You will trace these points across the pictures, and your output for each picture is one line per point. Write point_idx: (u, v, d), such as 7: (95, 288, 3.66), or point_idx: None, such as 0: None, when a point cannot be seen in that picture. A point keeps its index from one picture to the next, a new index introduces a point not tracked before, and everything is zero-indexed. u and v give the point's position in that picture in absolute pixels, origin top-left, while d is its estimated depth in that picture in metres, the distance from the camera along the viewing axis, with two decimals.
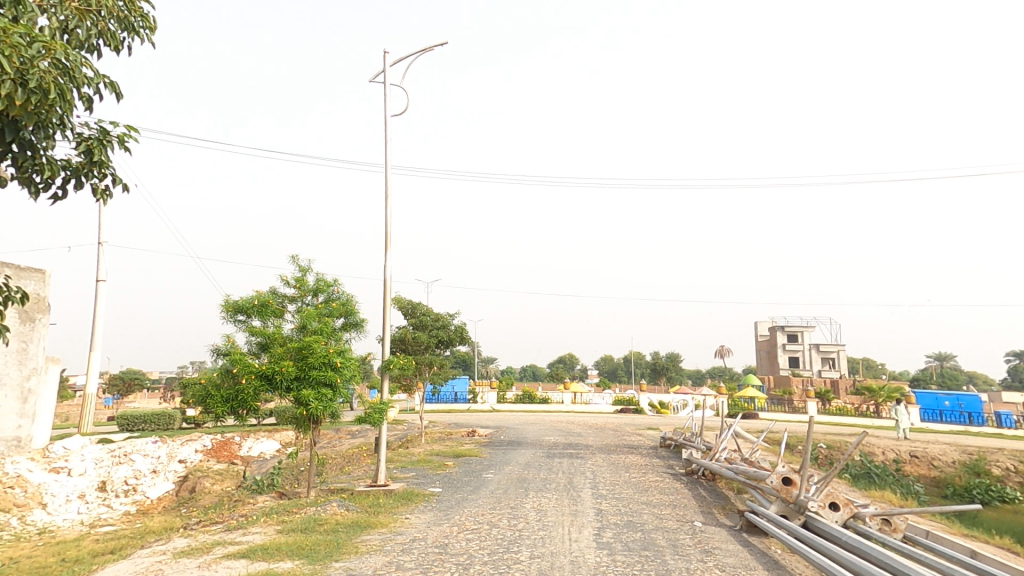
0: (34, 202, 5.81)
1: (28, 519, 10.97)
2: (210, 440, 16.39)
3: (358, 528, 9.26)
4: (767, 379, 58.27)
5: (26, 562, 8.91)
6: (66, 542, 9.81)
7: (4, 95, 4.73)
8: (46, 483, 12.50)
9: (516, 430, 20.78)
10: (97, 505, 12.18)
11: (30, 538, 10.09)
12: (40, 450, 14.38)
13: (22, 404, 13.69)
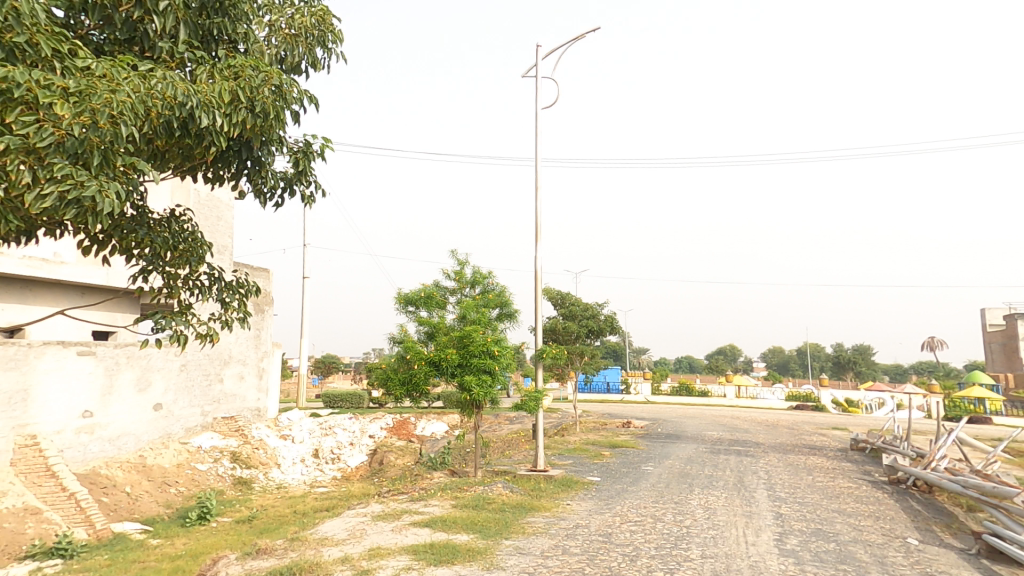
0: (263, 210, 6.98)
1: (268, 476, 13.74)
2: (391, 419, 18.34)
3: (522, 510, 9.57)
4: (1003, 377, 47.74)
5: (272, 510, 11.57)
6: (296, 496, 12.25)
7: (241, 121, 5.81)
8: (279, 447, 15.29)
9: (675, 423, 19.91)
10: (314, 469, 14.53)
11: (271, 491, 12.73)
12: (274, 419, 17.50)
13: (260, 380, 16.87)
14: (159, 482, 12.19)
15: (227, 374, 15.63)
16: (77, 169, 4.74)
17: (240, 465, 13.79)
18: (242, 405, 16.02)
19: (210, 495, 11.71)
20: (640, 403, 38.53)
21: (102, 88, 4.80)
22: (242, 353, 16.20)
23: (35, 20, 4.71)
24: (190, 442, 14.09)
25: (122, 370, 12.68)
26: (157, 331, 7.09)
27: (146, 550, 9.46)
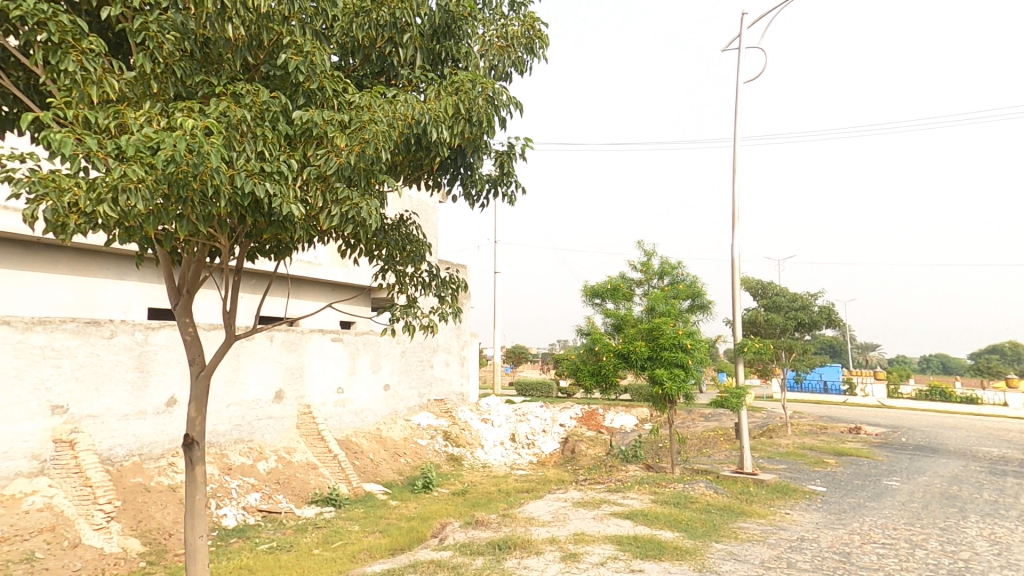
0: (471, 210, 7.66)
1: (475, 455, 15.39)
2: (580, 409, 18.81)
3: (732, 513, 8.90)
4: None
5: (480, 487, 12.87)
6: (499, 477, 13.51)
7: (460, 132, 6.49)
8: (482, 429, 16.88)
9: (923, 433, 16.50)
10: (513, 452, 15.78)
11: (478, 469, 14.32)
12: (474, 404, 19.36)
13: (462, 367, 18.95)
14: (392, 452, 14.58)
15: (436, 360, 17.74)
16: (350, 189, 6.06)
17: (452, 443, 15.64)
18: (448, 389, 18.11)
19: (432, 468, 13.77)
20: (861, 407, 32.91)
21: (365, 118, 5.90)
22: (447, 342, 18.23)
23: (323, 67, 5.87)
24: (412, 419, 16.46)
25: (361, 354, 15.35)
26: (393, 320, 8.27)
27: (389, 510, 11.74)
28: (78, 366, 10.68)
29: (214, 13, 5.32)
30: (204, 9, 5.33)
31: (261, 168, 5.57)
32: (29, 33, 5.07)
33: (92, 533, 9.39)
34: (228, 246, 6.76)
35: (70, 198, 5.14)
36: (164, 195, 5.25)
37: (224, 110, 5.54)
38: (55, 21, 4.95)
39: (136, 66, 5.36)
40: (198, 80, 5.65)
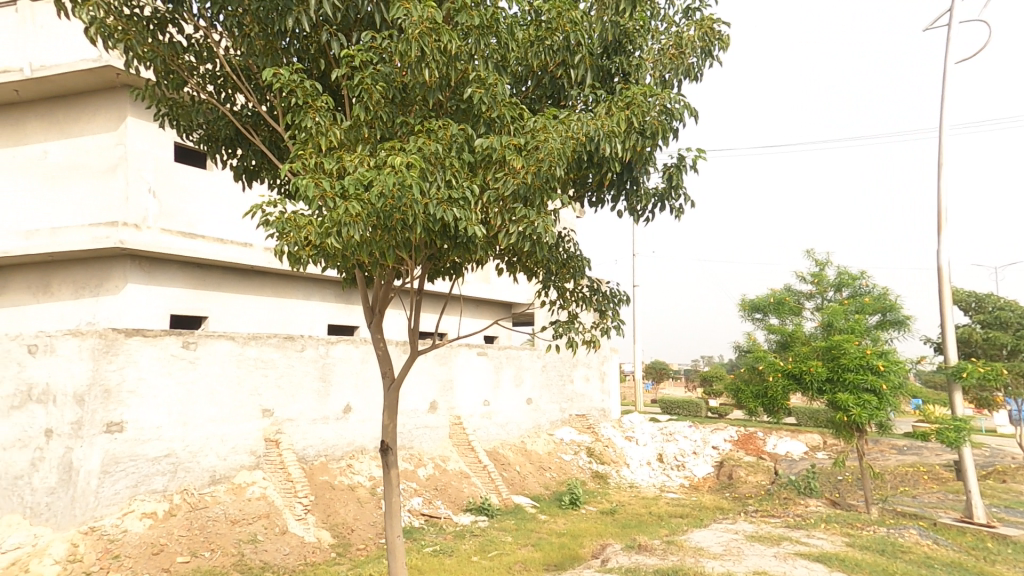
0: (636, 225, 7.20)
1: (620, 474, 15.11)
2: (735, 431, 17.41)
3: (963, 571, 7.47)
4: None
5: (629, 507, 12.44)
6: (649, 498, 12.98)
7: (632, 145, 6.38)
8: (626, 448, 16.54)
9: None
10: (660, 473, 15.31)
11: (625, 488, 14.00)
12: (617, 421, 18.84)
13: (602, 383, 18.66)
14: (538, 465, 14.78)
15: (576, 375, 17.72)
16: (527, 209, 6.18)
17: (596, 460, 15.60)
18: (589, 405, 17.91)
19: (578, 484, 13.65)
20: None
21: (541, 140, 6.04)
22: (587, 358, 18.09)
23: (503, 97, 6.12)
24: (555, 433, 16.64)
25: (504, 368, 15.84)
26: (556, 337, 8.10)
27: (539, 523, 11.85)
28: (278, 375, 12.42)
29: (414, 60, 5.79)
30: (406, 59, 5.85)
31: (449, 196, 5.93)
32: (280, 99, 6.13)
33: (295, 522, 11.03)
34: (413, 268, 7.29)
35: (305, 236, 6.07)
36: (375, 226, 5.93)
37: (421, 146, 6.01)
38: (301, 86, 5.89)
39: (352, 116, 6.13)
40: (400, 123, 6.26)
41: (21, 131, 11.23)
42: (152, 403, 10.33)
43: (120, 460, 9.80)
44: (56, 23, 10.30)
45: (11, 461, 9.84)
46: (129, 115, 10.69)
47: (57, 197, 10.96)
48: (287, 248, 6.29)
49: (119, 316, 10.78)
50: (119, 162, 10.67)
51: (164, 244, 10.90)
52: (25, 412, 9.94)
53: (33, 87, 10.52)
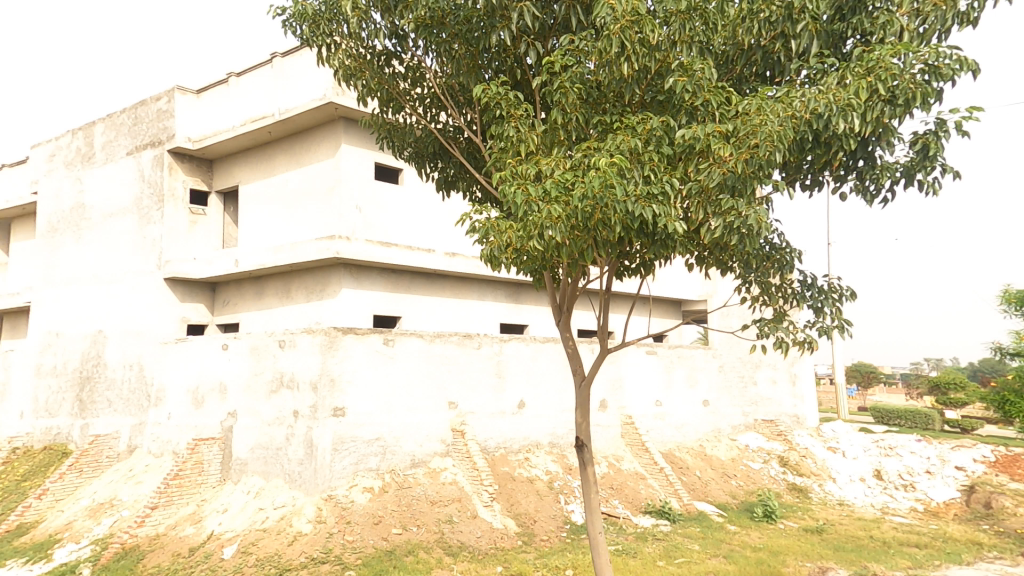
0: (870, 208, 6.11)
1: (824, 489, 13.63)
2: (990, 451, 14.18)
3: None
4: None
5: (840, 527, 10.87)
6: (867, 521, 11.18)
7: (875, 116, 5.42)
8: (829, 460, 14.71)
9: None
10: (881, 493, 13.52)
11: (836, 506, 12.60)
12: (816, 428, 16.20)
13: (793, 387, 16.17)
14: (721, 472, 13.74)
15: (760, 377, 16.06)
16: (735, 200, 5.64)
17: (791, 471, 14.22)
18: (778, 410, 15.99)
19: (772, 496, 12.31)
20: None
21: (753, 118, 5.45)
22: (773, 358, 16.07)
23: (710, 81, 5.66)
24: (738, 439, 15.35)
25: (677, 368, 14.96)
26: (761, 337, 7.20)
27: (728, 535, 10.87)
28: (459, 370, 13.31)
29: (613, 56, 5.73)
30: (606, 56, 5.79)
31: (647, 192, 5.66)
32: (488, 112, 6.55)
33: (483, 508, 11.72)
34: (602, 268, 7.06)
35: (507, 240, 6.62)
36: (572, 227, 5.92)
37: (618, 143, 5.82)
38: (502, 97, 6.20)
39: (548, 120, 6.26)
40: (596, 122, 6.16)
41: (270, 164, 13.81)
42: (360, 391, 11.88)
43: (344, 440, 11.58)
44: (296, 74, 12.50)
45: (274, 435, 12.38)
46: (343, 142, 12.47)
47: (293, 217, 13.31)
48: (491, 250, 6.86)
49: (338, 317, 12.89)
50: (335, 184, 12.55)
51: (367, 253, 12.48)
52: (279, 396, 12.44)
53: (280, 127, 12.89)
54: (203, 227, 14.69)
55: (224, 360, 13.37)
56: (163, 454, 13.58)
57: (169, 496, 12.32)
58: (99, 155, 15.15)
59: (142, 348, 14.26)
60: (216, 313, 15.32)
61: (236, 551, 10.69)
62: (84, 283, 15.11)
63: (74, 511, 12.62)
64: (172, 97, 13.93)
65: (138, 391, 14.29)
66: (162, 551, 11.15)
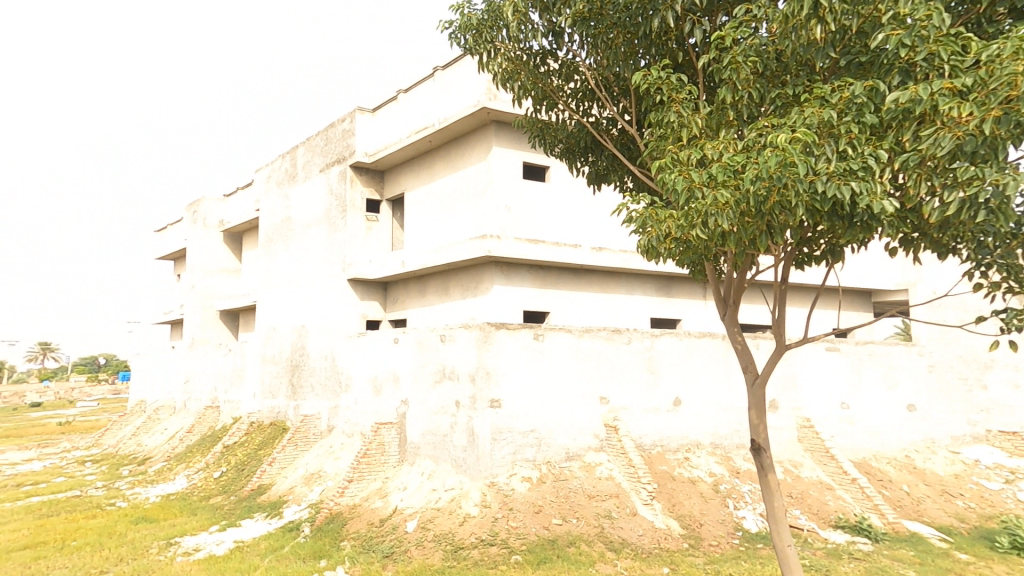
0: None
1: None
2: None
3: None
4: None
5: None
6: None
7: None
8: None
9: None
10: None
11: None
12: None
13: None
14: (940, 490, 11.67)
15: (990, 380, 13.78)
16: (980, 168, 4.56)
17: None
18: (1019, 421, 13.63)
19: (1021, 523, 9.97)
20: None
21: (1008, 65, 4.34)
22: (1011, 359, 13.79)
23: (941, 32, 4.73)
24: (961, 451, 13.36)
25: (868, 367, 13.06)
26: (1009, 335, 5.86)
27: (958, 564, 9.05)
28: (609, 365, 13.12)
29: (800, 19, 5.25)
30: (792, 21, 5.33)
31: (844, 168, 5.02)
32: (649, 99, 6.60)
33: (644, 506, 11.42)
34: (775, 256, 6.32)
35: (667, 229, 6.66)
36: (743, 213, 5.54)
37: (808, 115, 5.25)
38: (666, 82, 6.23)
39: (714, 101, 6.10)
40: (776, 96, 5.73)
41: (431, 171, 15.17)
42: (514, 383, 12.42)
43: (502, 430, 12.21)
44: (455, 84, 13.39)
45: (441, 423, 13.54)
46: (494, 145, 13.16)
47: (450, 219, 14.56)
48: (649, 241, 6.83)
49: (491, 312, 13.60)
50: (487, 186, 13.33)
51: (517, 251, 13.08)
52: (443, 386, 13.56)
53: (439, 136, 14.00)
54: (377, 232, 16.66)
55: (396, 353, 15.02)
56: (354, 434, 15.76)
57: (361, 472, 14.27)
58: (300, 174, 17.92)
59: (334, 341, 16.71)
60: (388, 309, 17.23)
61: (417, 525, 11.94)
62: (291, 285, 18.13)
63: (294, 478, 15.29)
64: (354, 117, 15.88)
65: (333, 378, 16.74)
66: (360, 519, 13.06)
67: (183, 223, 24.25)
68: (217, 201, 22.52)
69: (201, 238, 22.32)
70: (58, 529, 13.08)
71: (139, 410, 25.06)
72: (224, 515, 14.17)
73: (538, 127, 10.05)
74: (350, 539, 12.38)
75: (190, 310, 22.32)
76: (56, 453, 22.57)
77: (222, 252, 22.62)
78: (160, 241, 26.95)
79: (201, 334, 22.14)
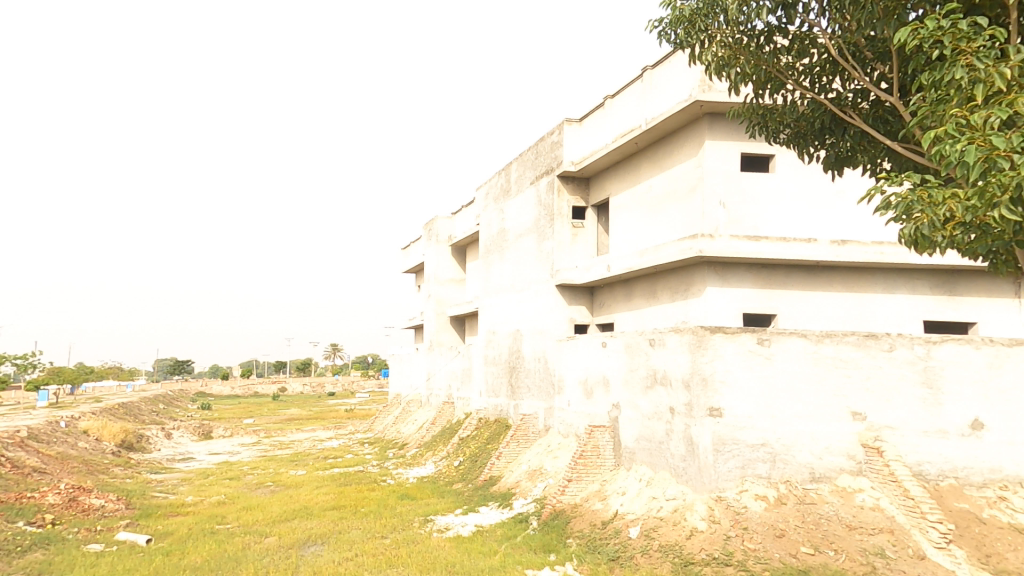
0: None
1: None
2: None
3: None
4: None
5: None
6: None
7: None
8: None
9: None
10: None
11: None
12: None
13: None
14: None
15: None
16: None
17: None
18: None
19: None
20: None
21: None
22: None
23: None
24: None
25: None
26: None
27: None
28: (867, 377, 11.16)
29: None
30: None
31: None
32: (921, 55, 6.10)
33: (936, 550, 9.43)
34: None
35: (945, 211, 5.91)
36: None
37: None
38: (953, 31, 5.63)
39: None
40: None
41: (637, 173, 15.12)
42: (740, 392, 11.50)
43: (726, 441, 11.42)
44: (663, 82, 13.16)
45: (655, 429, 13.28)
46: (706, 138, 12.52)
47: (656, 220, 14.26)
48: (913, 227, 6.21)
49: (706, 314, 12.82)
50: (698, 182, 12.77)
51: (734, 248, 12.22)
52: (655, 392, 13.28)
53: (645, 136, 13.94)
54: (582, 238, 17.25)
55: (605, 356, 15.26)
56: (569, 435, 16.50)
57: (579, 472, 14.84)
58: (513, 189, 19.54)
59: (545, 344, 17.79)
60: (595, 313, 17.65)
61: (640, 532, 11.92)
62: (506, 292, 19.88)
63: (520, 472, 16.74)
64: (562, 129, 16.66)
65: (546, 380, 17.84)
66: (583, 518, 13.59)
67: (421, 241, 28.63)
68: (447, 220, 25.94)
69: (436, 253, 26.03)
70: (352, 496, 16.66)
71: (396, 401, 30.37)
72: (465, 501, 16.26)
73: (758, 115, 9.30)
74: (575, 537, 12.99)
75: (429, 315, 26.17)
76: (345, 433, 28.79)
77: (452, 264, 26.01)
78: (404, 258, 32.25)
79: (437, 337, 25.78)
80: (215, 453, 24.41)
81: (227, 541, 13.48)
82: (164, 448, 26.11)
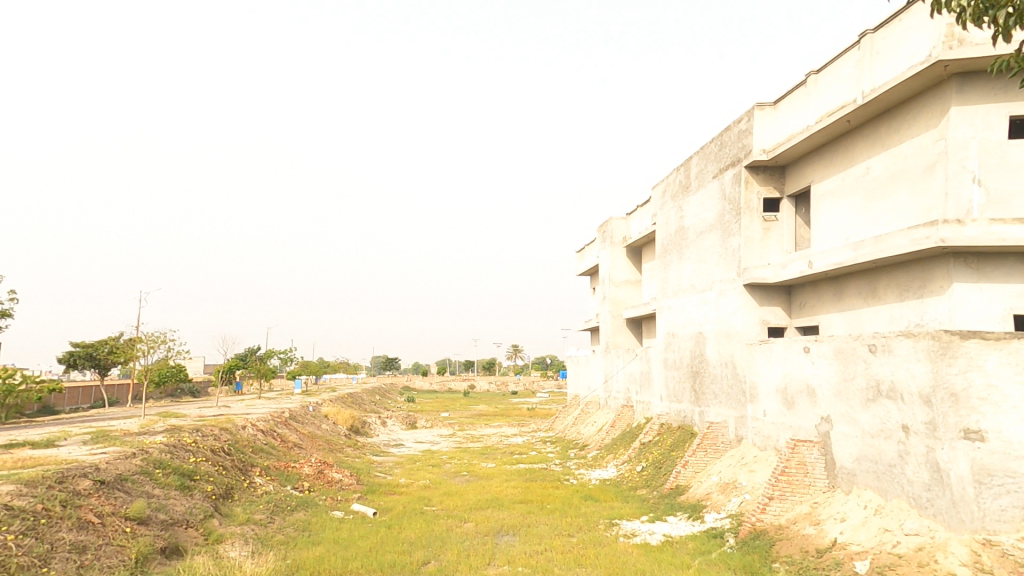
0: None
1: None
2: None
3: None
4: None
5: None
6: None
7: None
8: None
9: None
10: None
11: None
12: None
13: None
14: None
15: None
16: None
17: None
18: None
19: None
20: None
21: None
22: None
23: None
24: None
25: None
26: None
27: None
28: None
29: None
30: None
31: None
32: None
33: None
34: None
35: None
36: None
37: None
38: None
39: None
40: None
41: (849, 155, 13.20)
42: (1016, 414, 9.34)
43: (994, 472, 9.40)
44: (892, 46, 11.24)
45: (882, 449, 11.35)
46: (952, 105, 10.37)
47: (877, 208, 12.24)
48: None
49: (951, 317, 10.56)
50: (939, 158, 10.62)
51: (997, 234, 9.90)
52: (880, 406, 11.38)
53: (862, 112, 12.11)
54: (776, 233, 15.63)
55: (808, 362, 13.59)
56: (766, 448, 15.04)
57: (782, 491, 13.41)
58: (693, 185, 18.59)
59: (733, 348, 16.48)
60: (794, 316, 15.88)
61: (870, 568, 10.18)
62: (686, 293, 18.99)
63: (710, 484, 15.80)
64: (752, 115, 15.33)
65: (735, 386, 16.53)
66: (791, 543, 12.17)
67: (595, 245, 28.92)
68: (623, 220, 25.80)
69: (609, 255, 26.05)
70: (538, 492, 17.40)
71: (574, 402, 31.02)
72: (651, 508, 15.86)
73: None
74: (782, 563, 11.68)
75: (604, 317, 26.26)
76: (527, 431, 30.28)
77: (627, 266, 25.76)
78: (578, 262, 32.93)
79: (614, 338, 25.81)
80: (420, 440, 27.71)
81: (434, 521, 15.02)
82: (382, 433, 30.44)
